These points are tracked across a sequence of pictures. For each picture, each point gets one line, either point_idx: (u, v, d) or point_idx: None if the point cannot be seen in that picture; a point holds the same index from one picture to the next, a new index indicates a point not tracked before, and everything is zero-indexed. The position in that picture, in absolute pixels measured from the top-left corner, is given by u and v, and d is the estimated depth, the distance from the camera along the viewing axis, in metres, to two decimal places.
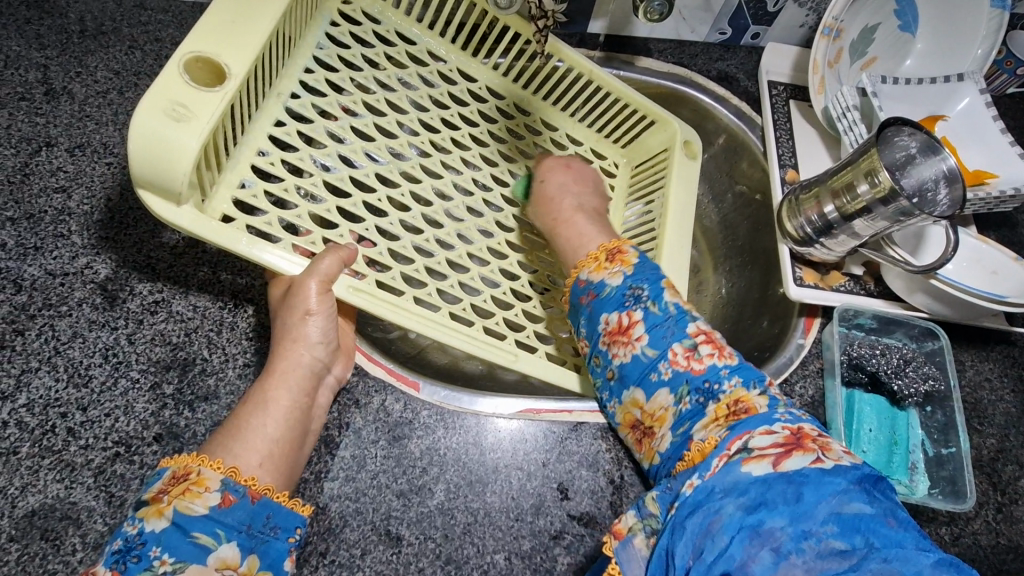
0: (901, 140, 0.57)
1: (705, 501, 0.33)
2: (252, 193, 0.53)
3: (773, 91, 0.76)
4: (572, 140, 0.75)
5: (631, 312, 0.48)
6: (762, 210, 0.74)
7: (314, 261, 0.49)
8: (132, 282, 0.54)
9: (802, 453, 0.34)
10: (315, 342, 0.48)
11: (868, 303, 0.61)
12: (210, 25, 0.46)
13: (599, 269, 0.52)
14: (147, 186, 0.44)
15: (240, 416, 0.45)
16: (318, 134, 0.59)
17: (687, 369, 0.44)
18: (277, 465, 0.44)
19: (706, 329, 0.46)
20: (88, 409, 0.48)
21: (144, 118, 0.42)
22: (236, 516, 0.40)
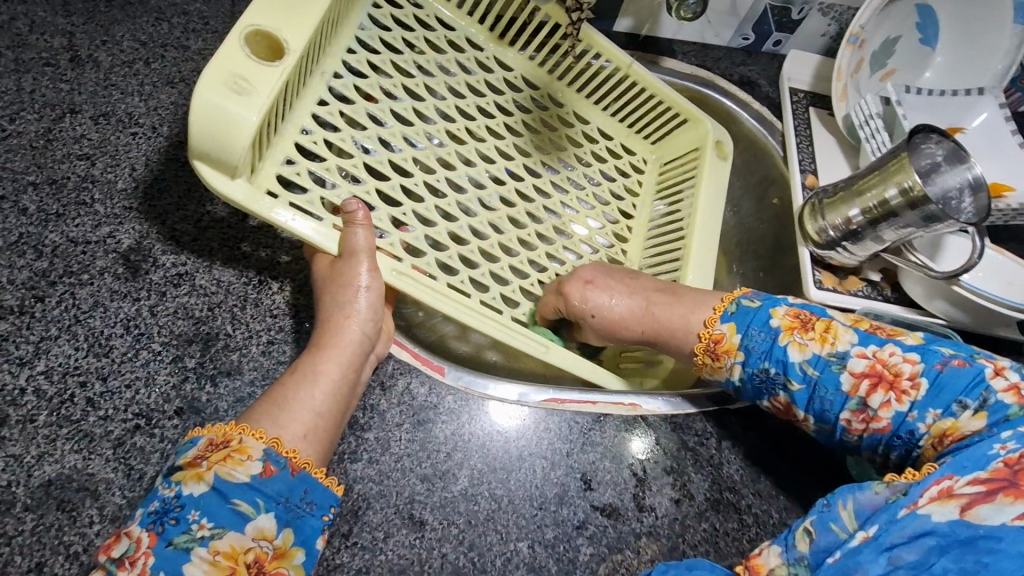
0: (928, 147, 0.58)
1: (893, 560, 0.34)
2: (296, 170, 0.52)
3: (794, 97, 0.76)
4: (602, 135, 0.76)
5: (777, 397, 0.51)
6: (781, 214, 0.74)
7: (345, 236, 0.48)
8: (156, 253, 0.53)
9: (1002, 502, 0.34)
10: (366, 316, 0.47)
11: (886, 309, 0.63)
12: (269, 0, 0.46)
13: (713, 369, 0.54)
14: (201, 157, 0.42)
15: (284, 388, 0.43)
16: (360, 116, 0.59)
17: (870, 431, 0.47)
18: (320, 437, 0.42)
19: (865, 368, 0.47)
20: (108, 379, 0.47)
21: (205, 90, 0.41)
22: (276, 487, 0.39)
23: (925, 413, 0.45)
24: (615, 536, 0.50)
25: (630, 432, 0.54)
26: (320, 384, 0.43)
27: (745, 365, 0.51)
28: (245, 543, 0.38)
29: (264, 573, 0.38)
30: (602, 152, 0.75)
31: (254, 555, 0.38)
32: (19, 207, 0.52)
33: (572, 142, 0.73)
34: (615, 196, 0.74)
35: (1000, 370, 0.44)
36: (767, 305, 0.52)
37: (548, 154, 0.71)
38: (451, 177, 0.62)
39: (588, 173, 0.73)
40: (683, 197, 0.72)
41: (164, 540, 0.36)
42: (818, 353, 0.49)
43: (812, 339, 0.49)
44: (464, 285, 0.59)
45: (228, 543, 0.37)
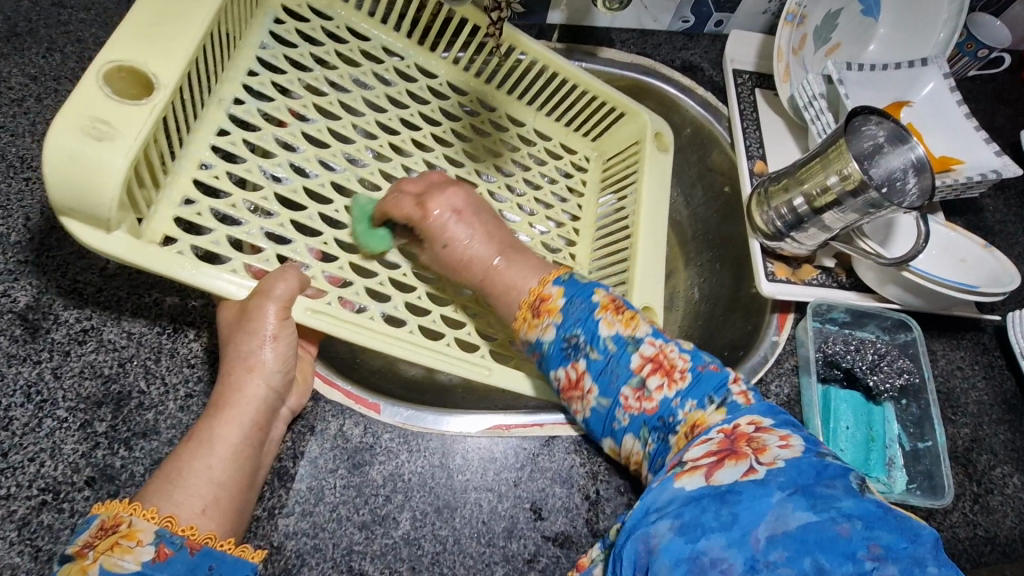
0: (868, 129, 0.56)
1: (642, 523, 0.35)
2: (196, 210, 0.48)
3: (738, 80, 0.74)
4: (540, 136, 0.73)
5: (575, 364, 0.49)
6: (732, 203, 0.72)
7: (266, 284, 0.45)
8: (56, 310, 0.49)
9: (733, 463, 0.37)
10: (272, 369, 0.45)
11: (839, 298, 0.59)
12: (130, 31, 0.41)
13: (532, 326, 0.51)
14: (70, 213, 0.39)
15: (179, 459, 0.41)
16: (266, 142, 0.54)
17: (642, 411, 0.46)
18: (225, 509, 0.40)
19: (652, 353, 0.47)
20: (8, 455, 0.44)
21: (59, 139, 0.37)
22: (171, 570, 0.37)
23: (686, 401, 0.45)
24: (569, 566, 0.48)
25: (580, 453, 0.51)
26: (218, 452, 0.41)
27: (559, 327, 0.50)
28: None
29: None
30: (541, 154, 0.72)
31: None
32: None
33: (507, 146, 0.70)
34: (559, 198, 0.71)
35: (739, 378, 0.46)
36: (597, 284, 0.52)
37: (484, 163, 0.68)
38: (376, 197, 0.59)
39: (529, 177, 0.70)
40: (627, 193, 0.69)
41: None
42: (620, 332, 0.48)
43: (617, 320, 0.49)
44: (400, 311, 0.55)
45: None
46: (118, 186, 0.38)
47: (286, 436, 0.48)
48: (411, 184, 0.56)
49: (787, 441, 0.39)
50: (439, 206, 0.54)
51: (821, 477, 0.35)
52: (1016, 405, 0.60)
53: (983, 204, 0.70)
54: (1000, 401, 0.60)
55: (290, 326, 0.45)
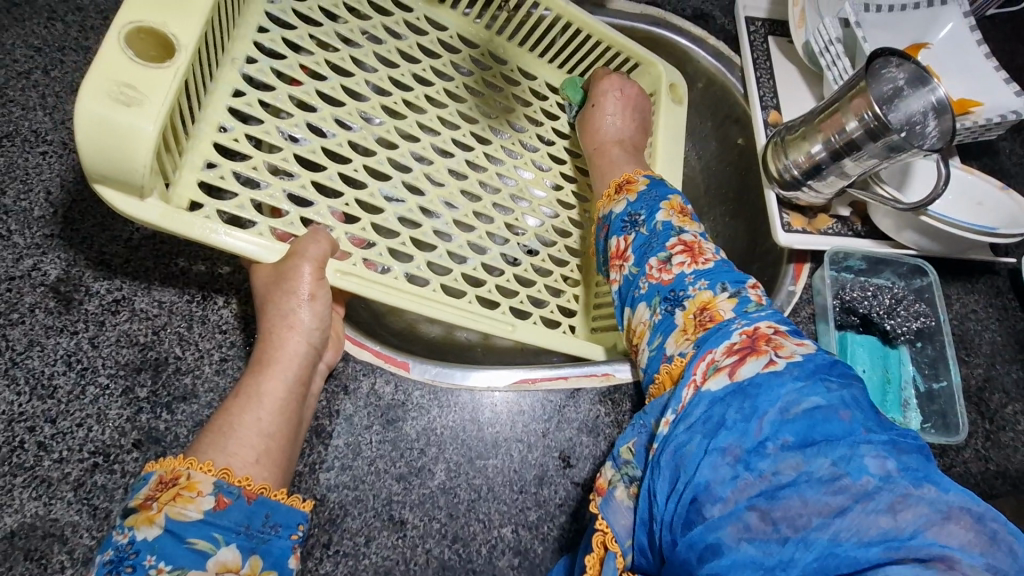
0: (888, 72, 0.55)
1: (670, 439, 0.33)
2: (219, 173, 0.48)
3: (751, 27, 0.71)
4: (551, 90, 0.72)
5: (626, 236, 0.50)
6: (746, 156, 0.71)
7: (298, 245, 0.46)
8: (87, 281, 0.50)
9: (754, 358, 0.35)
10: (310, 327, 0.46)
11: (857, 245, 0.60)
12: None
13: (612, 201, 0.55)
14: (102, 179, 0.39)
15: (230, 413, 0.43)
16: (281, 102, 0.54)
17: (658, 282, 0.44)
18: (273, 460, 0.42)
19: (688, 241, 0.46)
20: (57, 420, 0.46)
21: (85, 102, 0.37)
22: (232, 517, 0.39)
23: (698, 280, 0.43)
24: None
25: (605, 403, 0.53)
26: (266, 405, 0.43)
27: (629, 203, 0.52)
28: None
29: None
30: (553, 109, 0.71)
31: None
32: None
33: (519, 101, 0.70)
34: (570, 153, 0.71)
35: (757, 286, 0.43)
36: (676, 190, 0.53)
37: (497, 121, 0.68)
38: (393, 157, 0.59)
39: (541, 133, 0.70)
40: None
41: None
42: (673, 223, 0.48)
43: (674, 214, 0.49)
44: (422, 271, 0.55)
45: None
46: (147, 151, 0.38)
47: (320, 395, 0.49)
48: (606, 80, 0.65)
49: (804, 344, 0.36)
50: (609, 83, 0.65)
51: (829, 372, 0.33)
52: None
53: (1000, 147, 0.70)
54: (1013, 342, 0.61)
55: (325, 285, 0.47)
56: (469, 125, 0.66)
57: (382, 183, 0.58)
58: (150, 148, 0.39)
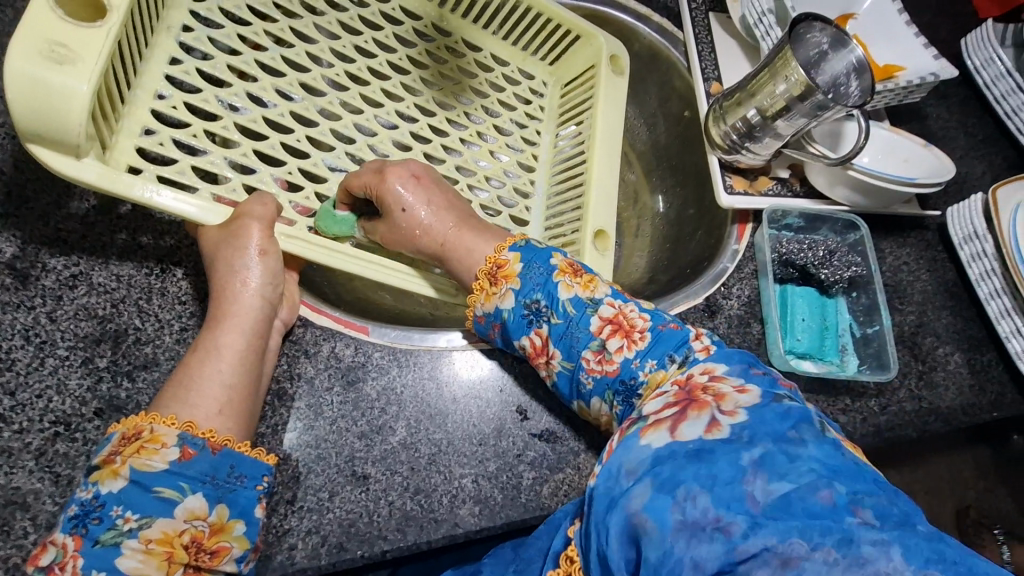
0: (812, 36, 0.59)
1: (613, 500, 0.33)
2: (158, 139, 0.50)
3: (692, 4, 0.74)
4: (497, 62, 0.74)
5: (538, 330, 0.48)
6: (692, 127, 0.75)
7: (240, 207, 0.49)
8: (43, 258, 0.50)
9: (696, 415, 0.35)
10: (263, 283, 0.47)
11: (794, 203, 0.64)
12: None
13: (488, 296, 0.50)
14: (37, 139, 0.41)
15: (190, 367, 0.44)
16: (218, 69, 0.55)
17: (603, 374, 0.45)
18: (237, 411, 0.44)
19: (610, 315, 0.46)
20: (17, 392, 0.46)
21: (17, 60, 0.38)
22: (198, 467, 0.40)
23: (646, 361, 0.44)
24: (556, 457, 0.52)
25: None
26: (225, 359, 0.44)
27: (517, 292, 0.49)
28: (177, 526, 0.39)
29: (205, 550, 0.40)
30: (499, 80, 0.73)
31: (190, 536, 0.39)
32: None
33: (465, 73, 0.71)
34: (517, 125, 0.73)
35: (701, 333, 0.45)
36: (553, 248, 0.50)
37: (440, 91, 0.70)
38: (336, 127, 0.61)
39: (487, 105, 0.72)
40: (585, 119, 0.70)
41: (92, 540, 0.38)
42: (580, 294, 0.47)
43: (575, 282, 0.48)
44: (368, 242, 0.58)
45: (159, 530, 0.38)
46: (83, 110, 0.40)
47: (281, 359, 0.51)
48: (364, 171, 0.54)
49: (743, 389, 0.37)
50: (393, 180, 0.53)
51: (784, 426, 0.33)
52: (956, 291, 0.65)
53: (926, 111, 0.74)
54: (943, 290, 0.65)
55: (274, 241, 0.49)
56: (413, 96, 0.68)
57: (325, 154, 0.59)
58: (87, 107, 0.40)
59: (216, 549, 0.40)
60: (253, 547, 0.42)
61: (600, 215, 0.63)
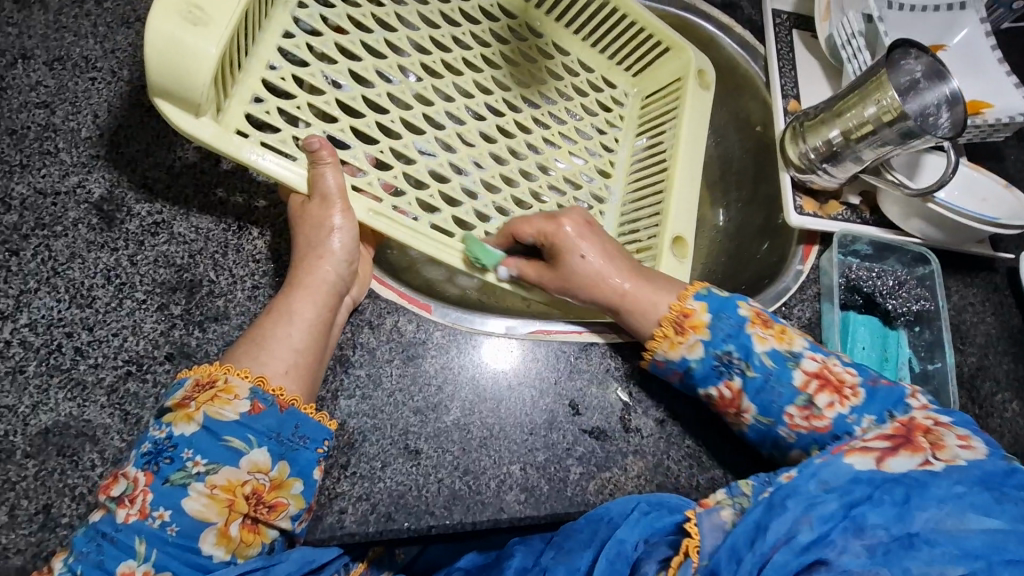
0: (907, 63, 0.58)
1: (795, 493, 0.41)
2: (266, 109, 0.50)
3: (777, 20, 0.73)
4: (583, 68, 0.74)
5: (729, 382, 0.51)
6: (764, 143, 0.74)
7: (316, 176, 0.48)
8: (130, 202, 0.52)
9: (908, 454, 0.42)
10: (340, 257, 0.48)
11: (863, 230, 0.63)
12: None
13: (672, 345, 0.51)
14: (164, 95, 0.42)
15: (264, 327, 0.45)
16: (328, 48, 0.56)
17: (811, 429, 0.49)
18: (302, 375, 0.45)
19: (814, 369, 0.49)
20: (95, 328, 0.48)
21: (160, 22, 0.40)
22: (265, 422, 0.42)
23: (862, 417, 0.47)
24: (604, 456, 0.52)
25: (616, 358, 0.55)
26: (297, 323, 0.45)
27: (708, 344, 0.51)
28: (240, 476, 0.41)
29: (263, 503, 0.42)
30: (582, 85, 0.73)
31: (250, 487, 0.41)
32: None
33: (551, 75, 0.72)
34: (596, 130, 0.73)
35: (916, 392, 0.49)
36: (737, 298, 0.52)
37: (527, 89, 0.70)
38: (428, 112, 0.61)
39: (569, 108, 0.72)
40: (666, 129, 0.70)
41: (162, 478, 0.40)
42: (778, 348, 0.50)
43: (770, 335, 0.51)
44: (447, 225, 0.58)
45: (223, 477, 0.41)
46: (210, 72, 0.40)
47: (346, 327, 0.51)
48: (569, 220, 0.54)
49: (968, 442, 0.43)
50: (569, 228, 0.54)
51: (1004, 478, 0.40)
52: (1021, 339, 0.64)
53: (1006, 152, 0.72)
54: (1007, 335, 0.64)
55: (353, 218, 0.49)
56: (501, 91, 0.68)
57: (416, 137, 0.60)
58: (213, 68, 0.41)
59: (274, 503, 0.42)
60: (307, 507, 0.43)
61: (679, 222, 0.63)
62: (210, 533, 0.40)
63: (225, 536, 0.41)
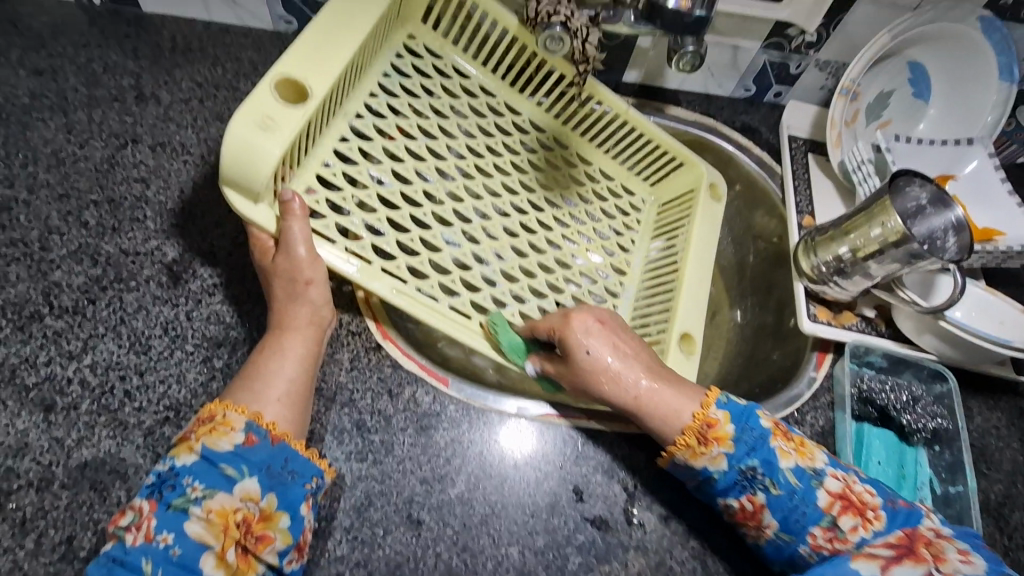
0: (912, 190, 0.62)
1: None
2: (316, 199, 0.59)
3: (793, 145, 0.80)
4: (604, 175, 0.80)
5: (752, 497, 0.50)
6: (781, 253, 0.78)
7: (285, 231, 0.51)
8: (196, 266, 0.59)
9: (911, 565, 0.45)
10: (318, 303, 0.53)
11: (878, 342, 0.64)
12: (300, 53, 0.53)
13: (695, 454, 0.51)
14: (231, 183, 0.50)
15: (259, 364, 0.50)
16: (376, 151, 0.65)
17: (834, 551, 0.49)
18: (293, 405, 0.49)
19: (838, 489, 0.50)
20: (145, 374, 0.53)
21: (239, 127, 0.49)
22: (258, 453, 0.45)
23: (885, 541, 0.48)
24: (603, 547, 0.52)
25: (623, 448, 0.56)
26: (289, 358, 0.50)
27: (731, 458, 0.50)
28: (234, 503, 0.43)
29: (253, 534, 0.43)
30: (604, 191, 0.79)
31: (242, 515, 0.43)
32: (81, 221, 0.59)
33: (574, 180, 0.77)
34: (614, 231, 0.78)
35: (930, 511, 0.50)
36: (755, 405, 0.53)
37: (551, 192, 0.76)
38: (458, 209, 0.68)
39: (589, 210, 0.77)
40: (678, 235, 0.75)
41: (165, 504, 0.42)
42: (799, 465, 0.50)
43: (792, 450, 0.51)
44: (465, 307, 0.62)
45: (219, 503, 0.43)
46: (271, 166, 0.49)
47: (367, 393, 0.55)
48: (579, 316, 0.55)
49: (967, 556, 0.46)
50: (581, 328, 0.54)
51: None
52: None
53: None
54: None
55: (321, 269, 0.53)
56: (528, 193, 0.75)
57: (444, 229, 0.66)
58: (275, 164, 0.49)
59: (261, 536, 0.43)
60: (295, 544, 0.44)
61: (688, 320, 0.66)
62: (209, 556, 0.42)
63: (224, 561, 0.42)
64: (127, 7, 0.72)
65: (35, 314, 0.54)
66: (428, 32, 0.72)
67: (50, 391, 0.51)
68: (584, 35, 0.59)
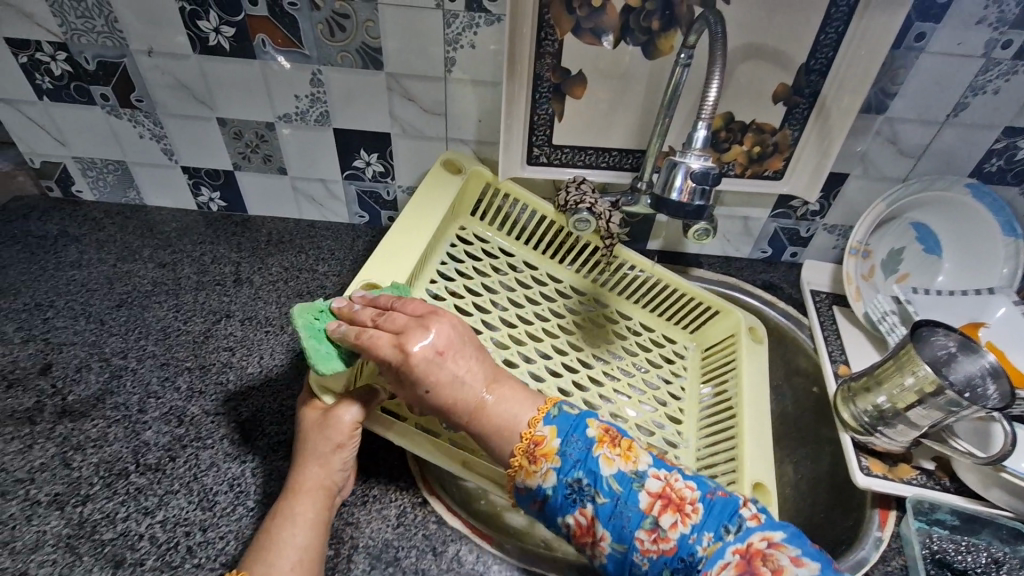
0: (938, 339, 0.64)
1: None
2: None
3: (816, 298, 0.85)
4: (645, 328, 0.85)
5: (583, 509, 0.48)
6: (822, 403, 0.78)
7: (348, 396, 0.57)
8: (265, 424, 0.65)
9: None
10: (336, 467, 0.56)
11: (941, 497, 0.61)
12: (377, 262, 0.65)
13: (529, 473, 0.49)
14: None
15: (270, 532, 0.51)
16: None
17: (660, 553, 0.45)
18: (305, 573, 0.49)
19: (659, 488, 0.47)
20: (208, 530, 0.57)
21: None
22: None
23: (703, 535, 0.45)
24: None
25: None
26: (300, 524, 0.52)
27: (559, 472, 0.48)
28: None
29: None
30: (647, 343, 0.83)
31: None
32: (175, 386, 0.68)
33: (618, 335, 0.83)
34: (663, 380, 0.80)
35: None
36: (589, 415, 0.51)
37: (597, 348, 0.80)
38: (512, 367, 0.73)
39: (636, 361, 0.81)
40: (729, 384, 0.76)
41: None
42: (625, 469, 0.48)
43: (616, 456, 0.48)
44: None
45: None
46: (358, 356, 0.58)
47: (412, 551, 0.56)
48: (396, 331, 0.52)
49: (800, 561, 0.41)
50: (417, 338, 0.51)
51: None
52: None
53: None
54: None
55: (355, 436, 0.57)
56: (576, 351, 0.79)
57: None
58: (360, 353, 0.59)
59: None
60: None
61: (756, 469, 0.65)
62: None
63: None
64: (237, 213, 0.90)
65: (123, 471, 0.60)
66: (476, 223, 0.85)
67: (123, 547, 0.55)
68: (607, 217, 0.71)
